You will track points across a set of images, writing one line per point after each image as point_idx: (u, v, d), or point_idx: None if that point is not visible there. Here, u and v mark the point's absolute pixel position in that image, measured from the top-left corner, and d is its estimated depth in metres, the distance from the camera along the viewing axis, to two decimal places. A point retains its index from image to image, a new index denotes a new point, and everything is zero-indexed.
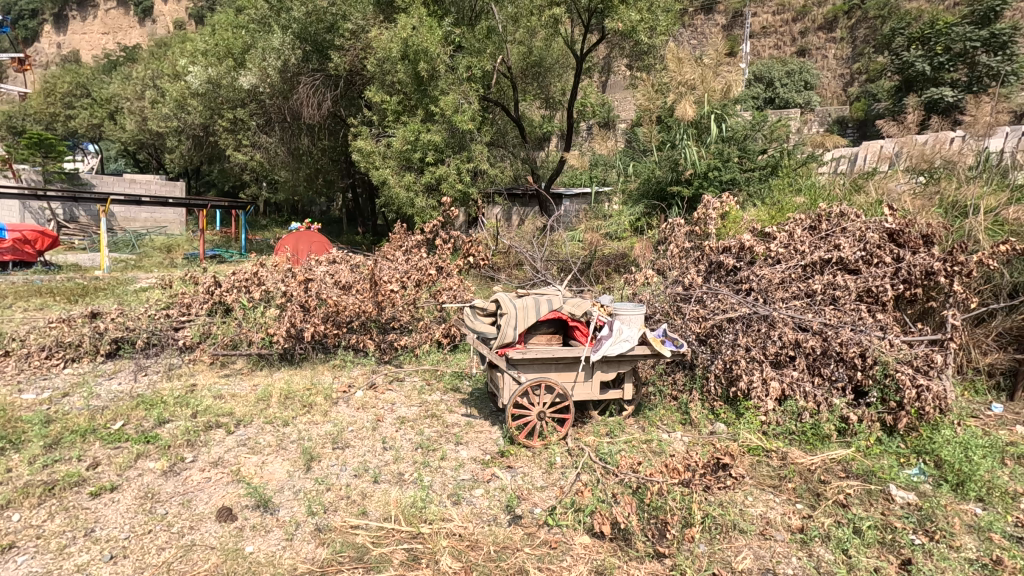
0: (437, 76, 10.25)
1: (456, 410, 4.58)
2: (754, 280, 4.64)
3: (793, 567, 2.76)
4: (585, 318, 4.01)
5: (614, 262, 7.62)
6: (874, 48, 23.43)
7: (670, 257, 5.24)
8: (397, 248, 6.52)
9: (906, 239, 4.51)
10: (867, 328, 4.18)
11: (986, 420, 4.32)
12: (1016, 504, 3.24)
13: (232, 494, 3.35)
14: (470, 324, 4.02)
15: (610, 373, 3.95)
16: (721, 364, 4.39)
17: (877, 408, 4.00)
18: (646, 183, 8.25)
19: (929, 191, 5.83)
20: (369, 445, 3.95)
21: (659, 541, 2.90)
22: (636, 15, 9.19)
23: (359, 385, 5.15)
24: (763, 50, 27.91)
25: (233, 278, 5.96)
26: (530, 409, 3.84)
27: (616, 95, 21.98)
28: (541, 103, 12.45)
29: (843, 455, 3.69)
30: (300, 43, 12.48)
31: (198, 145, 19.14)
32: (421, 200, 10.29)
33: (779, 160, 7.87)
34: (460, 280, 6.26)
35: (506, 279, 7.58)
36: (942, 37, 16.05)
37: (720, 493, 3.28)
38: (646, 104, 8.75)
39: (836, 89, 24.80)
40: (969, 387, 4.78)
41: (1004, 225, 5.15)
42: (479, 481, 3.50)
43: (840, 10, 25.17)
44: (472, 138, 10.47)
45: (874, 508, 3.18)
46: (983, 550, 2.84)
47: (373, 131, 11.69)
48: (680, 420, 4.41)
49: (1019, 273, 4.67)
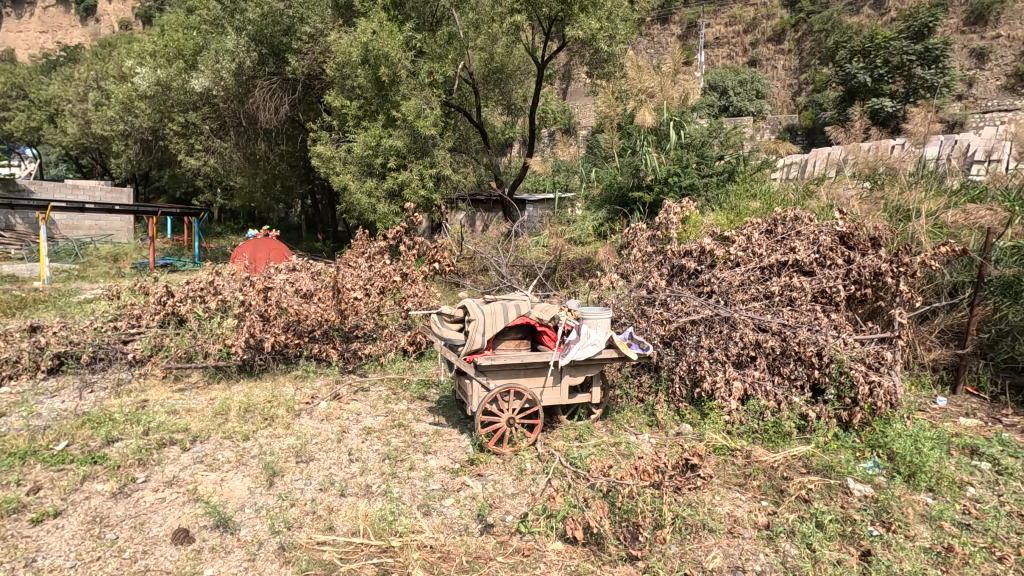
0: (399, 80, 10.16)
1: (424, 419, 4.51)
2: (715, 282, 4.77)
3: (761, 564, 2.82)
4: (553, 323, 3.98)
5: (579, 266, 7.67)
6: (819, 60, 24.73)
7: (634, 261, 5.35)
8: (360, 254, 6.39)
9: (855, 241, 4.72)
10: (823, 328, 4.32)
11: (933, 413, 4.53)
12: (963, 492, 3.39)
13: (190, 514, 3.19)
14: (438, 332, 4.04)
15: (578, 378, 3.97)
16: (686, 366, 4.48)
17: (834, 405, 4.16)
18: (609, 189, 8.44)
19: (874, 196, 6.19)
20: (335, 458, 3.84)
21: (632, 544, 2.91)
22: (596, 23, 9.36)
23: (323, 395, 5.03)
24: (717, 61, 28.86)
25: (186, 287, 5.77)
26: (500, 415, 3.83)
27: (576, 102, 22.33)
28: (503, 109, 12.54)
29: (804, 451, 3.79)
30: (255, 45, 12.12)
31: (146, 149, 18.42)
32: (383, 205, 10.22)
33: (736, 166, 7.94)
34: (426, 286, 6.17)
35: (472, 285, 7.37)
36: (882, 50, 17.05)
37: (689, 494, 3.34)
38: (606, 111, 9.08)
39: (786, 99, 25.97)
40: (916, 382, 5.00)
41: (943, 227, 5.42)
42: (449, 490, 3.44)
43: (787, 24, 26.38)
44: (435, 143, 10.45)
45: (834, 503, 3.28)
46: (936, 538, 2.96)
47: (333, 136, 11.51)
48: (647, 422, 4.45)
49: (959, 273, 4.97)
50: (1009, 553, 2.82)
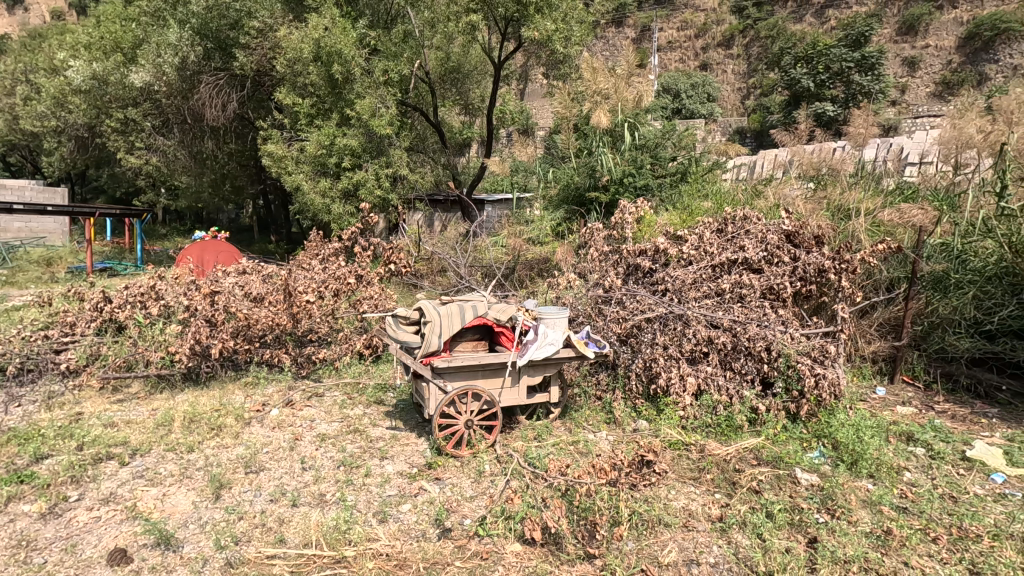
0: (352, 79, 9.95)
1: (381, 423, 4.41)
2: (669, 280, 4.87)
3: (714, 556, 2.88)
4: (510, 323, 3.96)
5: (538, 266, 7.72)
6: (766, 65, 25.77)
7: (590, 260, 5.39)
8: (313, 256, 6.21)
9: (801, 239, 4.90)
10: (771, 324, 4.47)
11: (873, 402, 4.76)
12: (901, 477, 3.56)
13: (127, 533, 3.01)
14: (393, 335, 3.94)
15: (536, 377, 3.97)
16: (642, 363, 4.55)
17: (782, 398, 4.30)
18: (566, 189, 8.50)
19: (818, 196, 6.43)
20: (287, 467, 3.71)
21: (590, 542, 2.93)
22: (552, 25, 9.39)
23: (275, 402, 4.85)
24: (670, 64, 29.54)
25: (126, 293, 5.48)
26: (457, 418, 3.78)
27: (534, 103, 22.44)
28: (461, 109, 12.46)
29: (754, 443, 3.90)
30: (200, 39, 11.72)
31: (82, 147, 17.40)
32: (337, 206, 10.00)
33: (688, 167, 8.16)
34: (382, 288, 6.05)
35: (430, 286, 7.27)
36: (823, 57, 17.89)
37: (645, 490, 3.39)
38: (563, 112, 9.19)
39: (736, 102, 26.89)
40: (857, 373, 5.24)
41: (881, 226, 5.68)
42: (406, 496, 3.38)
43: (736, 29, 27.33)
44: (391, 143, 10.27)
45: (783, 492, 3.39)
46: (876, 522, 3.09)
47: (284, 135, 11.20)
48: (605, 420, 4.50)
49: (894, 269, 5.25)
50: (942, 534, 2.97)
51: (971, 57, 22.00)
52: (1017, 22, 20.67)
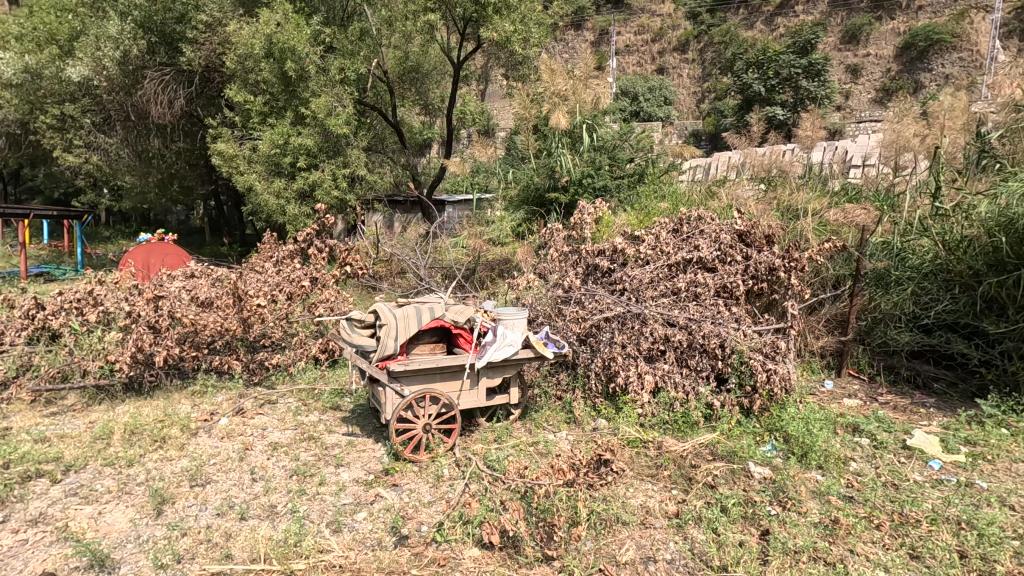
0: (307, 76, 9.70)
1: (337, 430, 4.29)
2: (627, 280, 4.92)
3: (671, 552, 2.91)
4: (468, 325, 3.91)
5: (498, 267, 7.72)
6: (720, 70, 26.55)
7: (551, 261, 5.43)
8: (267, 258, 6.00)
9: (752, 239, 5.02)
10: (725, 321, 4.58)
11: (822, 395, 4.92)
12: (847, 467, 3.68)
13: (57, 555, 2.83)
14: (348, 338, 3.83)
15: (495, 379, 3.93)
16: (601, 362, 4.58)
17: (736, 394, 4.41)
18: (525, 190, 8.49)
19: (769, 196, 6.63)
20: (236, 478, 3.56)
21: (548, 544, 2.91)
22: (510, 25, 9.38)
23: (224, 411, 4.66)
24: (628, 67, 30.02)
25: (59, 299, 5.14)
26: (416, 422, 3.71)
27: (494, 104, 22.43)
28: (421, 109, 12.31)
29: (710, 439, 3.97)
30: (143, 32, 11.21)
31: (14, 145, 16.46)
32: (292, 207, 9.74)
33: (645, 168, 8.29)
34: (338, 291, 5.87)
35: (389, 287, 7.15)
36: (773, 63, 18.57)
37: (604, 489, 3.40)
38: (522, 113, 9.23)
39: (691, 105, 27.59)
40: (807, 367, 5.40)
41: (827, 225, 5.89)
42: (362, 504, 3.29)
43: (691, 35, 28.08)
44: (348, 142, 10.06)
45: (737, 486, 3.46)
46: (824, 512, 3.18)
47: (235, 133, 10.85)
48: (565, 419, 4.50)
49: (840, 267, 5.47)
50: (886, 521, 3.09)
51: (907, 66, 23.22)
52: (949, 34, 21.96)
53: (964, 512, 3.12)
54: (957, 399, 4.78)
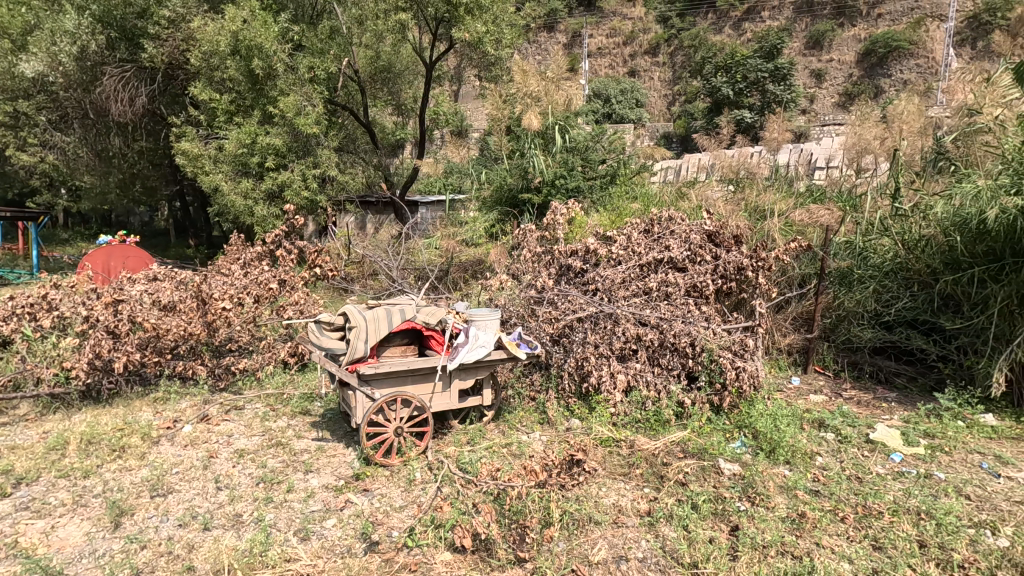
0: (275, 74, 9.51)
1: (306, 435, 4.19)
2: (600, 280, 4.94)
3: (643, 551, 2.93)
4: (440, 326, 3.87)
5: (471, 267, 7.69)
6: (690, 74, 27.00)
7: (524, 261, 5.44)
8: (233, 260, 5.84)
9: (721, 239, 5.10)
10: (695, 320, 4.64)
11: (789, 392, 5.02)
12: (813, 462, 3.76)
13: (5, 573, 2.70)
14: (316, 341, 3.75)
15: (468, 381, 3.90)
16: (574, 362, 4.59)
17: (707, 391, 4.47)
18: (499, 191, 8.47)
19: (737, 197, 6.75)
20: (199, 487, 3.45)
21: (520, 546, 2.89)
22: (482, 26, 9.36)
23: (188, 418, 4.51)
24: (600, 70, 30.27)
25: (12, 305, 5.04)
26: (387, 426, 3.66)
27: (467, 105, 22.36)
28: (393, 109, 12.19)
29: (681, 437, 4.01)
30: (102, 27, 10.88)
31: None
32: (260, 208, 9.53)
33: (617, 169, 8.34)
34: (307, 293, 5.74)
35: (361, 289, 7.04)
36: (740, 67, 18.98)
37: (577, 490, 3.40)
38: (495, 113, 9.28)
39: (662, 108, 27.98)
40: (775, 365, 5.50)
41: (793, 225, 6.02)
42: (331, 510, 3.22)
43: (661, 38, 28.52)
44: (318, 142, 9.91)
45: (708, 483, 3.50)
46: (791, 506, 3.24)
47: (200, 132, 10.59)
48: (539, 420, 4.50)
49: (805, 266, 5.61)
50: (849, 513, 3.16)
51: (868, 71, 23.99)
52: (907, 41, 22.77)
53: (923, 503, 3.22)
54: (917, 393, 4.94)
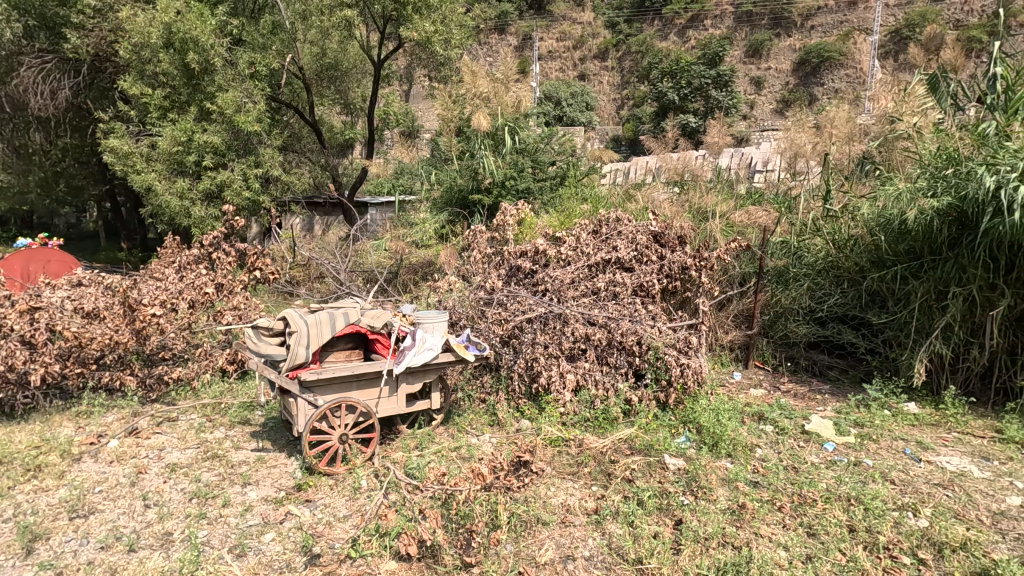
0: (212, 69, 9.07)
1: (245, 446, 4.01)
2: (549, 281, 4.96)
3: (589, 549, 2.95)
4: (386, 330, 3.78)
5: (421, 270, 7.73)
6: (637, 79, 27.64)
7: (474, 262, 5.47)
8: (167, 263, 5.52)
9: (666, 239, 5.22)
10: (642, 319, 4.73)
11: (731, 386, 5.19)
12: (753, 454, 3.90)
13: None
14: (254, 348, 3.59)
15: (415, 385, 3.82)
16: (523, 363, 4.58)
17: (653, 388, 4.56)
18: (448, 192, 8.38)
19: (682, 199, 6.93)
20: (124, 506, 3.25)
21: (467, 551, 2.86)
22: (431, 26, 9.27)
23: (115, 432, 4.24)
24: (551, 73, 30.54)
25: None
26: (331, 433, 3.55)
27: (417, 106, 22.08)
28: (341, 108, 11.88)
29: (628, 434, 4.07)
30: (19, 15, 10.30)
31: None
32: (198, 209, 9.09)
33: (566, 171, 8.40)
34: (248, 297, 5.47)
35: (307, 293, 6.80)
36: (685, 73, 19.60)
37: (525, 491, 3.40)
38: (445, 114, 9.21)
39: (611, 112, 28.51)
40: (718, 361, 5.66)
41: (734, 226, 6.24)
42: (270, 524, 3.09)
43: (610, 43, 29.13)
44: (260, 141, 9.48)
45: (653, 479, 3.56)
46: (732, 498, 3.34)
47: (131, 129, 10.02)
48: (488, 422, 4.47)
49: (745, 265, 5.83)
50: (786, 502, 3.28)
51: (803, 80, 25.30)
52: (837, 52, 24.14)
53: (853, 489, 3.38)
54: (848, 384, 5.21)
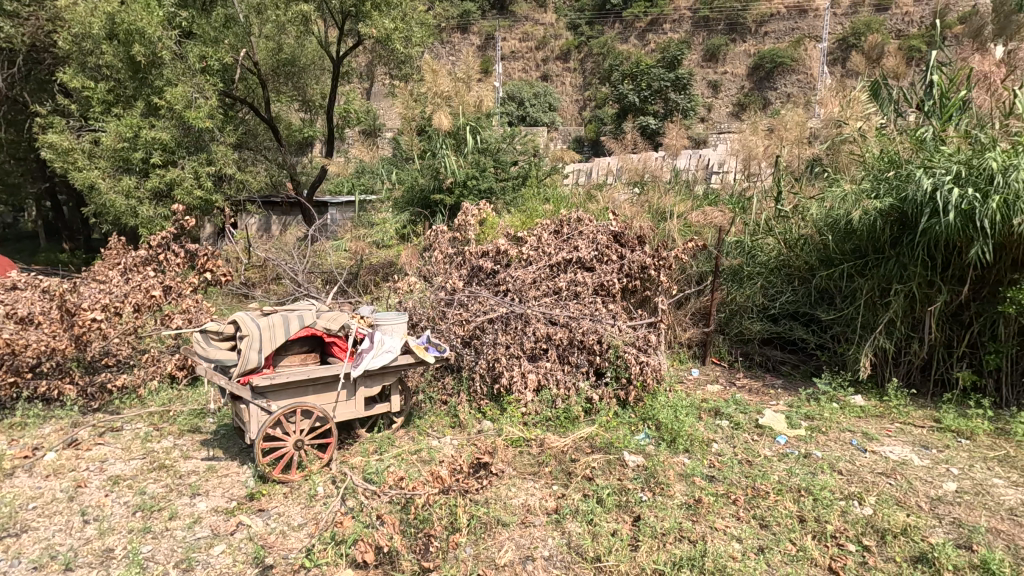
0: (160, 63, 8.68)
1: (194, 455, 3.86)
2: (510, 281, 4.96)
3: (549, 548, 2.95)
4: (343, 332, 3.68)
5: (382, 270, 7.55)
6: (599, 80, 27.99)
7: (435, 263, 5.43)
8: (111, 265, 5.26)
9: (626, 239, 5.29)
10: (603, 318, 4.76)
11: (689, 383, 5.30)
12: (709, 449, 3.98)
13: None
14: (202, 352, 3.44)
15: (373, 388, 3.74)
16: (485, 364, 4.56)
17: (613, 386, 4.61)
18: (409, 192, 8.28)
19: (642, 199, 7.04)
20: (61, 522, 3.09)
21: (425, 555, 2.82)
22: (390, 23, 9.15)
23: (52, 444, 4.01)
24: (514, 74, 30.57)
25: None
26: (286, 439, 3.44)
27: (378, 104, 21.74)
28: (299, 105, 11.56)
29: (589, 432, 4.10)
30: None
31: None
32: (145, 208, 8.70)
33: (528, 171, 8.45)
34: (199, 300, 5.25)
35: (263, 295, 6.59)
36: (645, 76, 19.95)
37: (486, 492, 3.38)
38: (405, 113, 9.08)
39: (574, 112, 28.77)
40: (677, 358, 5.78)
41: (691, 226, 6.38)
42: (220, 536, 2.98)
43: (571, 45, 29.42)
44: (212, 137, 9.07)
45: (613, 476, 3.60)
46: (689, 493, 3.41)
47: (72, 124, 9.53)
48: (450, 424, 4.43)
49: (702, 264, 5.97)
50: (740, 495, 3.37)
51: (757, 84, 26.15)
52: (789, 57, 25.04)
53: (803, 481, 3.50)
54: (799, 378, 5.40)
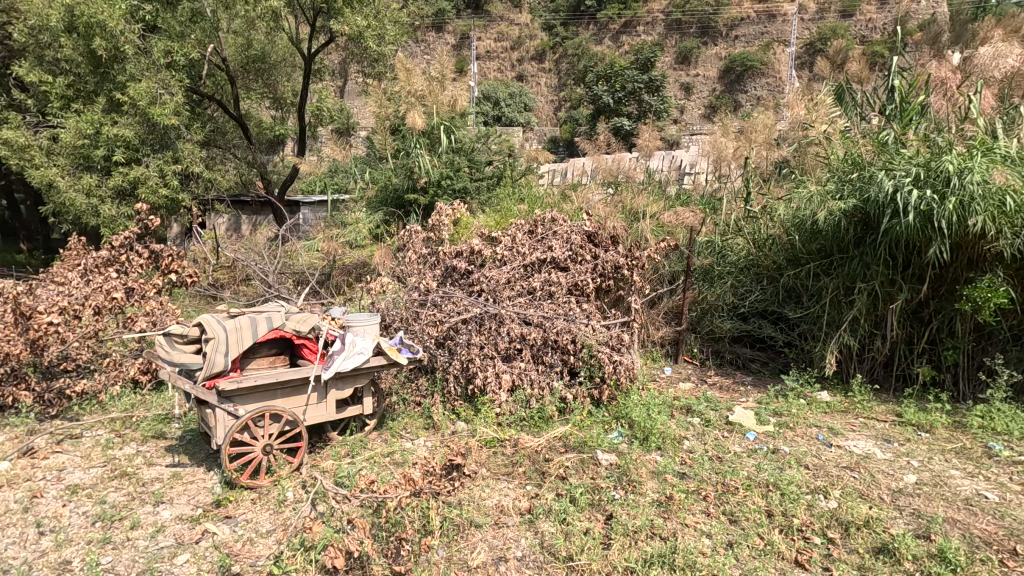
0: (122, 57, 8.41)
1: (159, 462, 3.75)
2: (484, 281, 4.94)
3: (522, 549, 2.95)
4: (313, 334, 3.63)
5: (355, 271, 7.48)
6: (574, 81, 28.15)
7: (409, 263, 5.38)
8: (70, 266, 5.07)
9: (600, 239, 5.32)
10: (576, 317, 4.78)
11: (662, 381, 5.37)
12: (681, 446, 4.04)
13: None
14: (165, 356, 3.34)
15: (345, 390, 3.69)
16: (459, 364, 4.54)
17: (587, 385, 4.64)
18: (383, 191, 8.20)
19: (615, 199, 7.10)
20: (14, 535, 2.97)
21: (397, 559, 2.79)
22: (363, 20, 9.04)
23: (6, 454, 3.85)
24: (489, 73, 30.52)
25: None
26: (254, 444, 3.37)
27: (351, 102, 21.46)
28: (270, 103, 11.27)
29: (563, 432, 4.12)
30: None
31: None
32: (107, 207, 8.42)
33: (502, 171, 8.45)
34: (163, 301, 5.10)
35: (231, 297, 6.45)
36: (619, 77, 20.14)
37: (460, 494, 3.37)
38: (379, 111, 8.94)
39: (549, 113, 28.87)
40: (650, 357, 5.84)
41: (663, 226, 6.46)
42: (185, 544, 2.90)
43: (546, 45, 29.51)
44: (178, 135, 8.84)
45: (586, 475, 3.61)
46: (661, 490, 3.45)
47: (29, 120, 9.17)
48: (424, 425, 4.40)
49: (674, 263, 6.05)
50: (711, 492, 3.42)
51: (728, 86, 26.66)
52: (759, 61, 25.61)
53: (771, 476, 3.57)
54: (768, 375, 5.52)
